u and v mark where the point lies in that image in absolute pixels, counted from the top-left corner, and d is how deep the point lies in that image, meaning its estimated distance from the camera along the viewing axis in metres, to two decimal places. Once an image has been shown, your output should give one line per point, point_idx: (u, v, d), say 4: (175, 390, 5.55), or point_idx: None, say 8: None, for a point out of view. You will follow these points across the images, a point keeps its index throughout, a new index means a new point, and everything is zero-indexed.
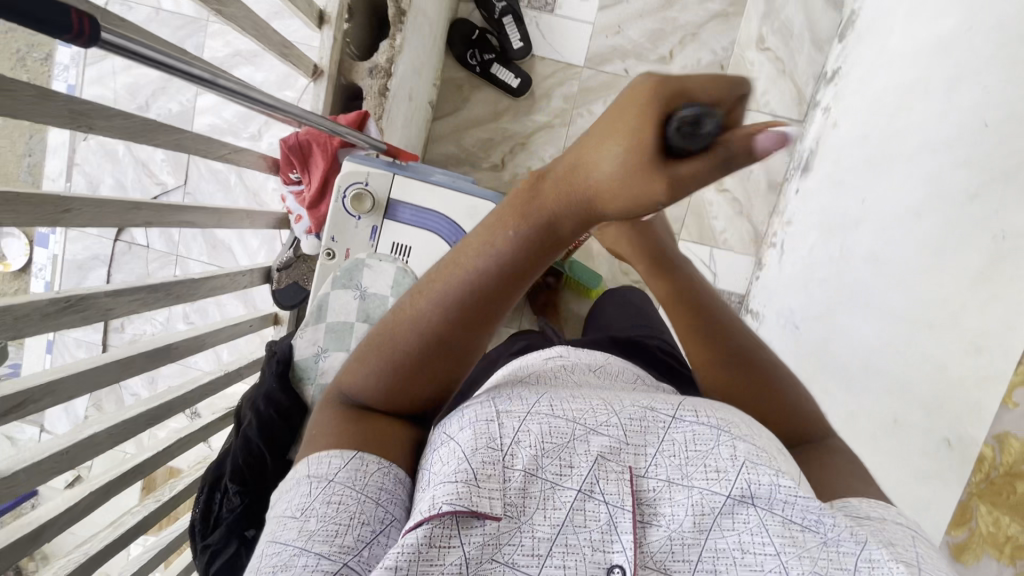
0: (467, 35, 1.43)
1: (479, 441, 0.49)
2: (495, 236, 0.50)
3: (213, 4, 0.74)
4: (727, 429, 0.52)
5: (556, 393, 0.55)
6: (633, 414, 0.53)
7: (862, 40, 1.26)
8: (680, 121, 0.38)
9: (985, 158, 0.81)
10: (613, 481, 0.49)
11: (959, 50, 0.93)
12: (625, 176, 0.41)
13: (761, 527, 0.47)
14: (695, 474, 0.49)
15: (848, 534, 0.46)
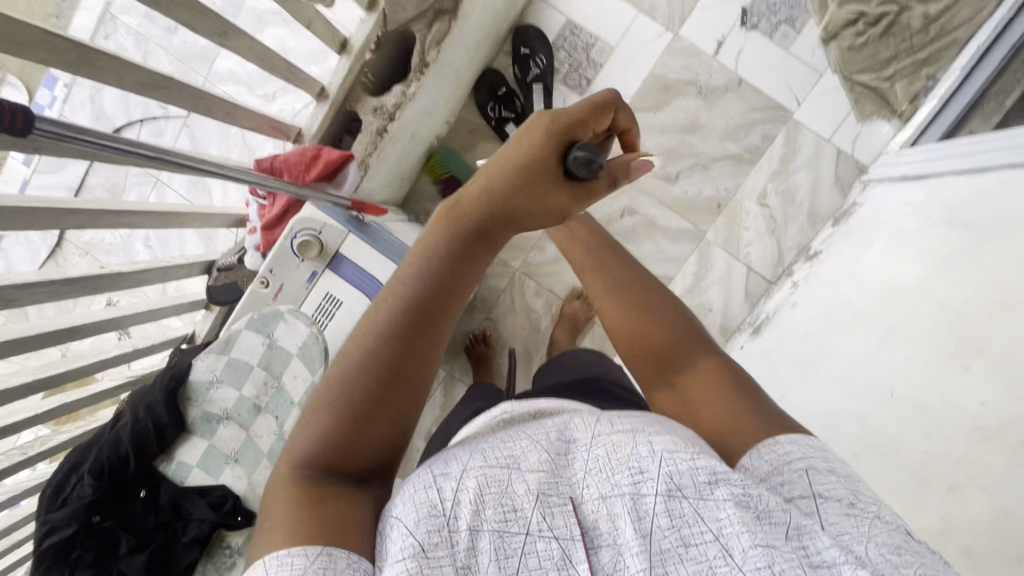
0: (494, 88, 1.45)
1: (420, 510, 0.46)
2: (422, 253, 0.52)
3: (216, 38, 0.74)
4: (641, 428, 0.50)
5: (489, 440, 0.52)
6: (555, 445, 0.51)
7: (847, 238, 1.30)
8: (583, 143, 0.50)
9: (880, 427, 0.86)
10: (557, 514, 0.46)
11: (907, 307, 0.97)
12: (536, 183, 0.51)
13: (696, 517, 0.44)
14: (621, 481, 0.46)
15: (774, 504, 0.44)
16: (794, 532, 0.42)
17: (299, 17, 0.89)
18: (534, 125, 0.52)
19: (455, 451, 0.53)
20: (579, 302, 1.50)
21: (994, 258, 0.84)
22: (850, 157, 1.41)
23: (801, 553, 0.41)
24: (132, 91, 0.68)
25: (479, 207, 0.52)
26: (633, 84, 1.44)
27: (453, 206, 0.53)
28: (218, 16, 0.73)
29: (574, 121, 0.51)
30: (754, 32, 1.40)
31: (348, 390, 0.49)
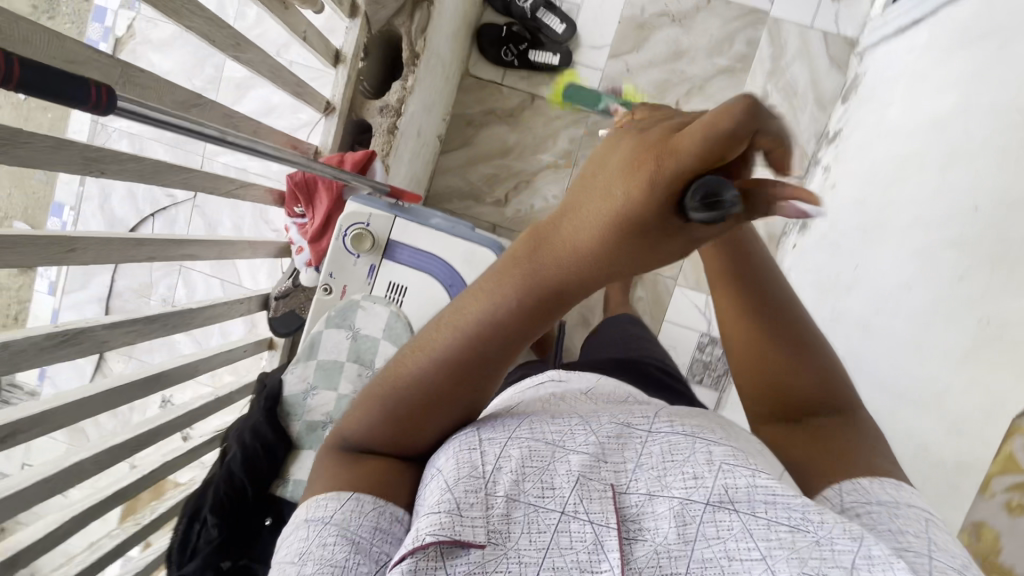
0: (497, 35, 1.48)
1: (463, 469, 0.51)
2: (492, 295, 0.50)
3: (231, 51, 0.77)
4: (701, 437, 0.54)
5: (543, 419, 0.57)
6: (609, 432, 0.55)
7: (863, 106, 1.31)
8: (705, 184, 0.37)
9: (975, 241, 0.83)
10: (596, 500, 0.49)
11: (955, 130, 0.96)
12: (623, 231, 0.42)
13: (745, 531, 0.46)
14: (674, 484, 0.50)
15: (840, 532, 0.44)
16: (862, 562, 0.42)
17: (296, 30, 0.92)
18: (641, 161, 0.40)
19: (504, 420, 0.58)
20: None
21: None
22: (837, 34, 1.43)
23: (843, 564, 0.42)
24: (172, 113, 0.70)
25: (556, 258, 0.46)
26: (608, 31, 1.47)
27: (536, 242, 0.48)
28: (229, 28, 0.75)
29: (698, 160, 0.37)
30: None
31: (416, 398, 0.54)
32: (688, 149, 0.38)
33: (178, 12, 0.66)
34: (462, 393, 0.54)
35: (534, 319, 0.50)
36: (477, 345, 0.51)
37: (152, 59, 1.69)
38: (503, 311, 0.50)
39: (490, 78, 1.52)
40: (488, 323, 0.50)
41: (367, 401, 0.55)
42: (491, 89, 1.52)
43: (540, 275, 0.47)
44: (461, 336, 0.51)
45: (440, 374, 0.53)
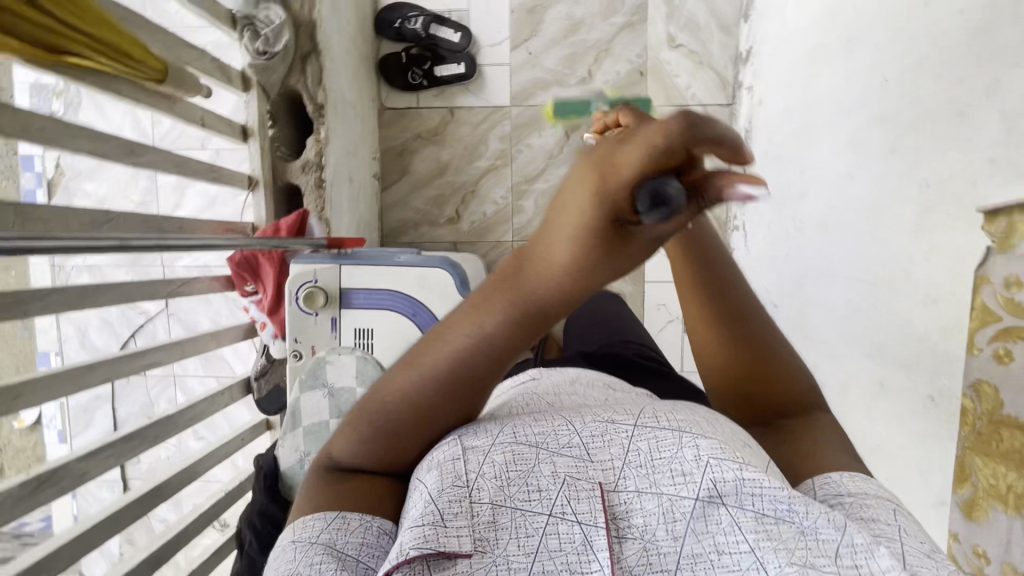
0: (399, 63, 1.49)
1: (444, 478, 0.42)
2: (471, 321, 0.42)
3: (128, 158, 0.78)
4: (686, 429, 0.44)
5: (522, 419, 0.47)
6: (596, 427, 0.45)
7: (764, 18, 1.31)
8: (650, 185, 0.35)
9: (895, 111, 0.83)
10: (584, 498, 0.40)
11: (849, 12, 0.96)
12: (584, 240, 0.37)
13: (734, 525, 0.39)
14: (663, 480, 0.41)
15: (824, 521, 0.38)
16: (846, 551, 0.37)
17: (192, 118, 0.94)
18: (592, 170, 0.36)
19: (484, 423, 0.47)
20: None
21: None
22: None
23: (830, 558, 0.37)
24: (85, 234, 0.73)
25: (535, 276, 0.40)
26: (502, 25, 1.49)
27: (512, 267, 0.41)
28: (122, 139, 0.77)
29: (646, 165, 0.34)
30: None
31: (397, 431, 0.46)
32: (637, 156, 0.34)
33: (58, 139, 0.67)
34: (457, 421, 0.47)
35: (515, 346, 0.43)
36: (455, 382, 0.44)
37: (86, 189, 1.71)
38: (485, 342, 0.42)
39: (406, 105, 1.53)
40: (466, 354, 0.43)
41: (352, 425, 0.48)
42: (410, 115, 1.53)
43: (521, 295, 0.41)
44: (449, 358, 0.43)
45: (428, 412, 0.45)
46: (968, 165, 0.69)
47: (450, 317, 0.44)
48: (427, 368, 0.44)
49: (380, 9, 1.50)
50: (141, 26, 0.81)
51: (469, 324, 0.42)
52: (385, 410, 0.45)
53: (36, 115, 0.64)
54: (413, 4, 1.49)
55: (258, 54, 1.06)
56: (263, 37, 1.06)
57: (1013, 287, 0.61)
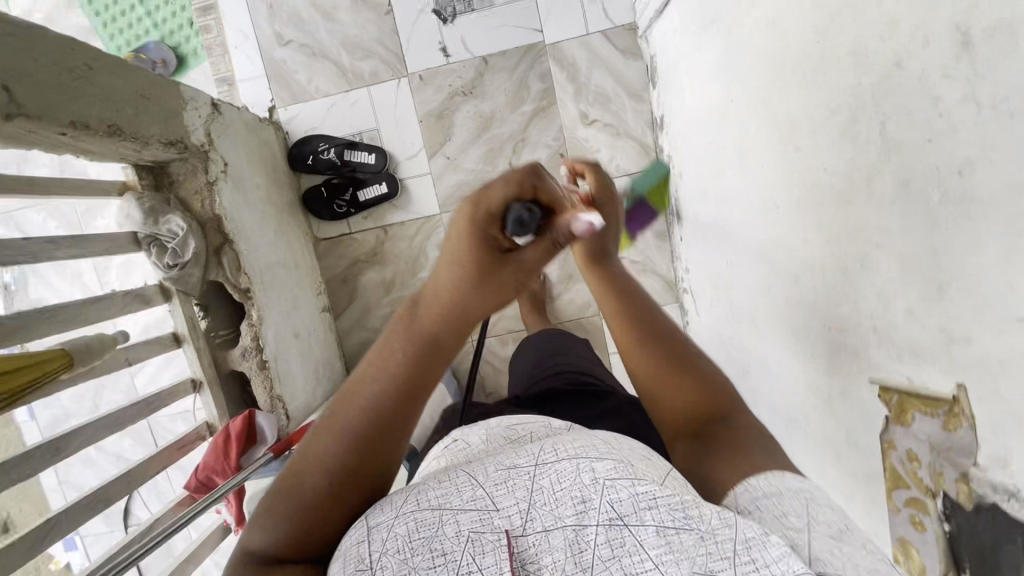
0: (321, 196, 1.48)
1: (349, 564, 0.43)
2: (380, 364, 0.53)
3: (56, 457, 0.81)
4: (585, 453, 0.47)
5: (428, 485, 0.50)
6: (497, 475, 0.48)
7: (668, 91, 1.29)
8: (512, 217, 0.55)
9: (789, 240, 0.82)
10: (489, 552, 0.42)
11: (734, 121, 0.94)
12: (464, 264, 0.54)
13: (638, 545, 0.41)
14: (565, 513, 0.43)
15: (718, 521, 0.41)
16: (743, 548, 0.39)
17: (115, 362, 0.95)
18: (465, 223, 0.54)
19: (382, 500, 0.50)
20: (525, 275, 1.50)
21: (751, 27, 0.82)
22: (616, 27, 1.40)
23: (732, 561, 0.38)
24: (29, 556, 0.76)
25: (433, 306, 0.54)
26: (415, 137, 1.47)
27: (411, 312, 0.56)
28: (44, 442, 0.80)
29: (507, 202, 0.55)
30: (458, 19, 1.42)
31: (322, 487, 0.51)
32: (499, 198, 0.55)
33: None
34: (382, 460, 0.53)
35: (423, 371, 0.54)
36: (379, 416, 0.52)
37: None
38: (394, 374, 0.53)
39: (339, 232, 1.53)
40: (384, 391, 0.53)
41: (269, 507, 0.51)
42: (345, 241, 1.54)
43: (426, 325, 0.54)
44: (367, 399, 0.52)
45: (355, 448, 0.51)
46: (857, 323, 0.68)
47: (355, 376, 0.55)
48: (336, 428, 0.52)
49: (291, 144, 1.49)
50: (36, 320, 0.82)
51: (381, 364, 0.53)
52: (312, 457, 0.52)
53: None
54: (322, 134, 1.48)
55: (169, 267, 1.07)
56: (170, 249, 1.07)
57: (914, 464, 0.62)
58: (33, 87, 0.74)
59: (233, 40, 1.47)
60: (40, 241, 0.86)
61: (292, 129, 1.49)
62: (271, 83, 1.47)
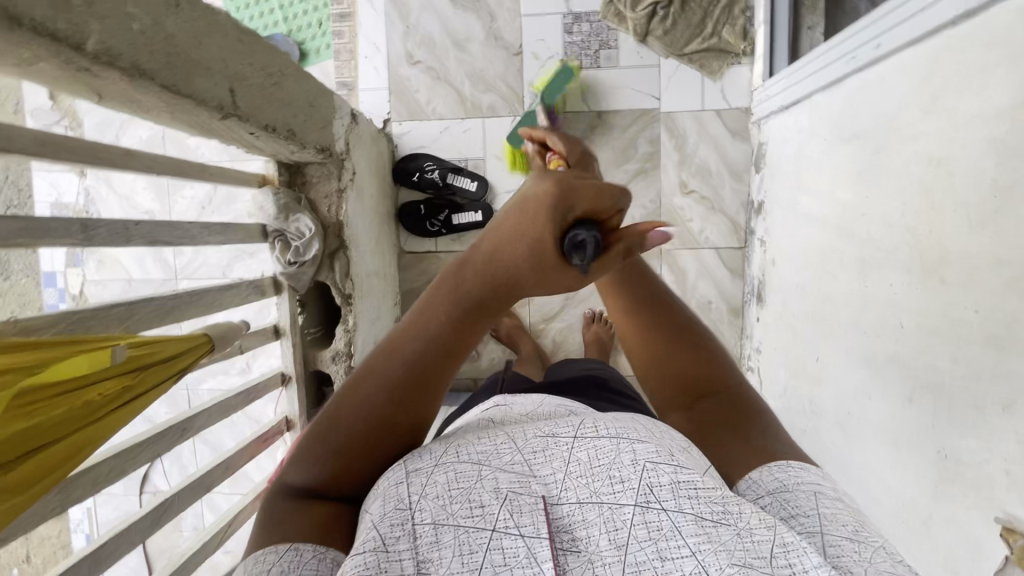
0: (417, 212, 1.52)
1: (388, 505, 0.44)
2: (427, 317, 0.53)
3: (182, 437, 0.82)
4: (627, 435, 0.49)
5: (466, 442, 0.52)
6: (535, 444, 0.50)
7: (775, 180, 1.34)
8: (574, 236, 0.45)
9: (910, 361, 0.86)
10: (525, 512, 0.43)
11: (860, 233, 0.99)
12: (531, 264, 0.48)
13: (673, 530, 0.41)
14: (602, 489, 0.44)
15: (756, 520, 0.41)
16: (781, 551, 0.39)
17: (232, 349, 0.97)
18: (538, 205, 0.46)
19: (414, 453, 0.51)
20: (597, 324, 1.52)
21: (905, 156, 0.87)
22: (730, 108, 1.47)
23: (768, 560, 0.38)
24: (146, 535, 0.77)
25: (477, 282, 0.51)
26: (518, 173, 1.52)
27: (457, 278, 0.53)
28: (172, 422, 0.81)
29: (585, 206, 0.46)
30: (583, 73, 1.48)
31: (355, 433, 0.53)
32: (568, 190, 0.45)
33: (122, 468, 0.71)
34: (412, 413, 0.54)
35: (465, 328, 0.54)
36: (417, 372, 0.53)
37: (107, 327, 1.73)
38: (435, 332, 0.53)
39: (425, 249, 1.57)
40: (428, 341, 0.53)
41: (311, 453, 0.54)
42: (429, 258, 1.57)
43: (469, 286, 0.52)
44: (416, 344, 0.53)
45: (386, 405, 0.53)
46: (986, 461, 0.72)
47: (396, 331, 0.55)
48: (376, 381, 0.53)
49: (398, 158, 1.54)
50: (189, 302, 0.84)
51: (427, 317, 0.53)
52: (350, 411, 0.53)
53: (103, 461, 0.68)
54: (430, 154, 1.52)
55: (289, 264, 1.10)
56: (294, 247, 1.10)
57: None
58: (248, 90, 0.78)
59: (363, 51, 1.53)
60: (200, 224, 0.89)
61: (402, 144, 1.54)
62: (393, 98, 1.52)
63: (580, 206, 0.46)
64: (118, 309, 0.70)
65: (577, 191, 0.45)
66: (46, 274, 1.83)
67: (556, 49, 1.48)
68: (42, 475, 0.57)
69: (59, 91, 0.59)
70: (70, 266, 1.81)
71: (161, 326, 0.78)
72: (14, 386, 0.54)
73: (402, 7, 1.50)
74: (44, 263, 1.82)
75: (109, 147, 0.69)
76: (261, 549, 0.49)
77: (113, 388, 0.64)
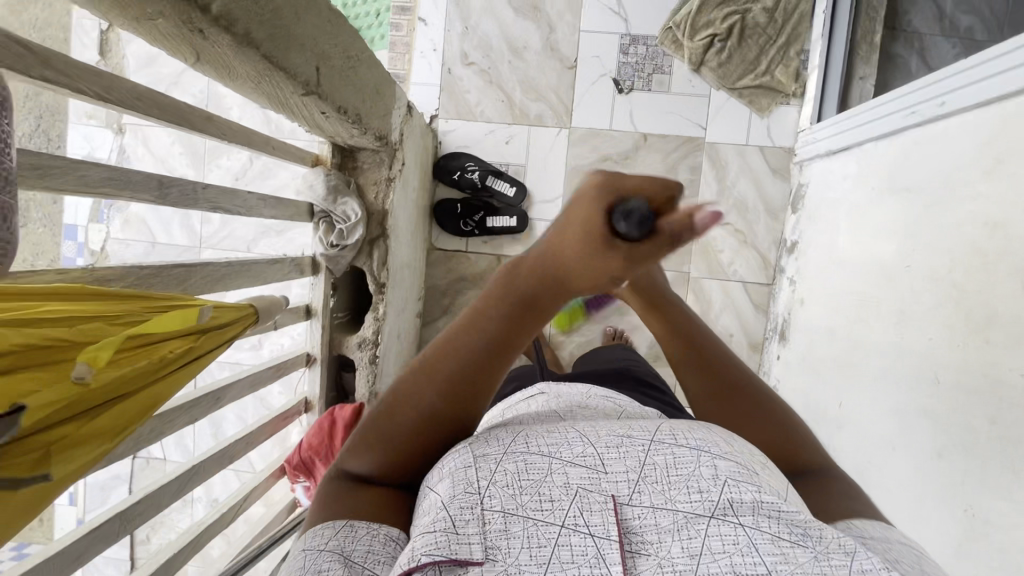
0: (452, 211, 1.52)
1: (454, 487, 0.40)
2: (484, 306, 0.48)
3: (214, 406, 0.82)
4: (709, 446, 0.41)
5: (534, 428, 0.45)
6: (612, 439, 0.42)
7: (813, 222, 1.36)
8: (625, 214, 0.43)
9: (946, 418, 0.86)
10: (597, 511, 0.37)
11: (902, 284, 1.00)
12: (585, 251, 0.44)
13: (750, 547, 0.35)
14: (679, 497, 0.38)
15: (836, 546, 0.36)
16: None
17: (268, 324, 0.96)
18: (587, 195, 0.43)
19: (484, 437, 0.45)
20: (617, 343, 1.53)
21: (960, 215, 0.88)
22: (774, 146, 1.48)
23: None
24: (170, 500, 0.76)
25: (530, 272, 0.47)
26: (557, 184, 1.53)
27: (512, 267, 0.49)
28: (208, 390, 0.81)
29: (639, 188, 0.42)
30: (634, 94, 1.49)
31: (411, 422, 0.48)
32: (616, 178, 0.42)
33: (160, 430, 0.71)
34: (469, 406, 0.48)
35: (529, 319, 0.48)
36: (477, 362, 0.47)
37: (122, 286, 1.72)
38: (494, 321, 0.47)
39: (455, 248, 1.57)
40: (488, 329, 0.47)
41: (368, 442, 0.49)
42: (458, 257, 1.57)
43: (525, 273, 0.47)
44: (477, 335, 0.47)
45: (446, 395, 0.47)
46: (1018, 527, 0.72)
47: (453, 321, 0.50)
48: (433, 370, 0.48)
49: (440, 154, 1.55)
50: (239, 273, 0.84)
51: (486, 306, 0.48)
52: (403, 401, 0.48)
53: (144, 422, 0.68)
54: (472, 154, 1.53)
55: (330, 246, 1.10)
56: (338, 229, 1.10)
57: None
58: (329, 70, 0.78)
59: (420, 46, 1.54)
60: (257, 196, 0.89)
61: (446, 141, 1.55)
62: (443, 96, 1.54)
63: (635, 191, 0.42)
64: (178, 270, 0.70)
65: (627, 183, 0.42)
66: (67, 225, 1.81)
67: (610, 67, 1.49)
68: (117, 428, 0.55)
69: (158, 47, 0.59)
70: (93, 221, 1.79)
71: (213, 291, 0.78)
72: (117, 333, 0.54)
73: (464, 8, 1.52)
74: (67, 215, 1.81)
75: (190, 109, 0.70)
76: (314, 525, 0.45)
77: (183, 348, 0.62)
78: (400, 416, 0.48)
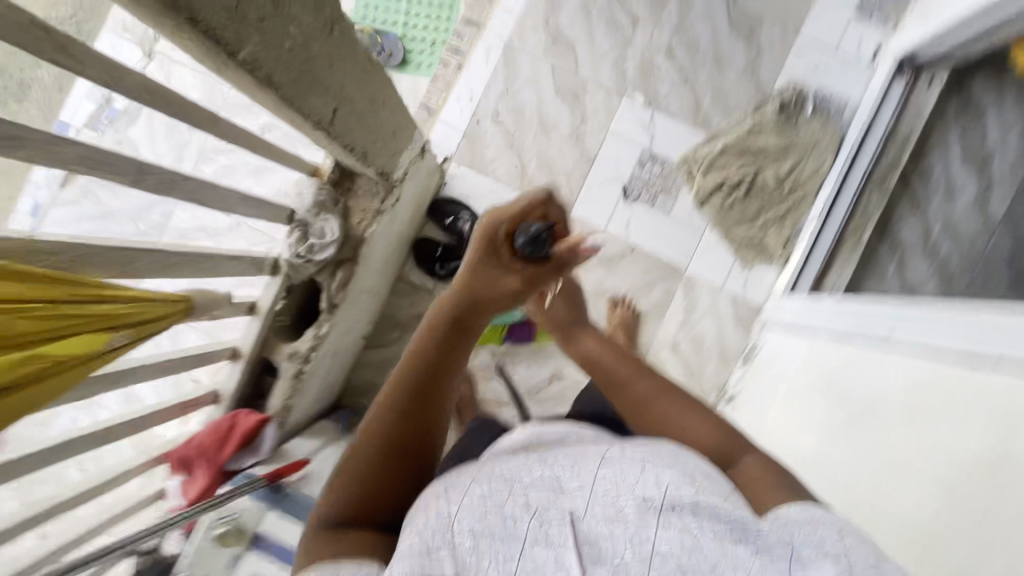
0: (431, 251, 1.54)
1: (428, 519, 0.46)
2: (427, 331, 0.62)
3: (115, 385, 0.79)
4: (646, 458, 0.50)
5: (498, 463, 0.53)
6: (562, 467, 0.51)
7: (755, 383, 1.40)
8: (525, 235, 0.64)
9: None
10: (553, 526, 0.45)
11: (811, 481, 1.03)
12: (489, 256, 0.65)
13: (693, 545, 0.43)
14: (626, 507, 0.46)
15: (772, 539, 0.44)
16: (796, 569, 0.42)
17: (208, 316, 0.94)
18: (487, 230, 0.65)
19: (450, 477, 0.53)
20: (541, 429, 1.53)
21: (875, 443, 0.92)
22: (745, 298, 1.55)
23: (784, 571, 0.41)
24: (27, 470, 0.72)
25: (456, 286, 0.64)
26: None
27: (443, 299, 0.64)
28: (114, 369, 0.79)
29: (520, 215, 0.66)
30: (636, 205, 1.55)
31: (385, 435, 0.56)
32: (508, 208, 0.65)
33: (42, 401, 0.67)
34: (432, 405, 0.58)
35: (467, 329, 0.62)
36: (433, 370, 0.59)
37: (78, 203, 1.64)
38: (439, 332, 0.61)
39: (422, 285, 1.57)
40: (438, 342, 0.61)
41: (347, 475, 0.54)
42: (422, 295, 1.57)
43: (456, 295, 0.63)
44: (425, 347, 0.60)
45: (410, 402, 0.57)
46: None
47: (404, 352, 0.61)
48: (397, 386, 0.58)
49: (440, 194, 1.57)
50: (193, 263, 0.82)
51: (426, 329, 0.62)
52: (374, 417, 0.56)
53: None
54: (470, 205, 1.56)
55: (298, 256, 1.10)
56: (310, 242, 1.10)
57: None
58: (347, 113, 0.79)
59: (458, 90, 1.58)
60: (240, 194, 0.89)
61: (450, 185, 1.57)
62: (463, 143, 1.57)
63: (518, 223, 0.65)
64: (125, 254, 0.69)
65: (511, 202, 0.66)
66: None
67: (623, 174, 1.55)
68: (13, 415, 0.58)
69: (224, 78, 0.58)
70: None
71: (155, 277, 0.77)
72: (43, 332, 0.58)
73: (511, 71, 1.57)
74: None
75: (197, 109, 0.70)
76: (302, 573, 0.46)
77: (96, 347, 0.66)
78: (375, 431, 0.56)
